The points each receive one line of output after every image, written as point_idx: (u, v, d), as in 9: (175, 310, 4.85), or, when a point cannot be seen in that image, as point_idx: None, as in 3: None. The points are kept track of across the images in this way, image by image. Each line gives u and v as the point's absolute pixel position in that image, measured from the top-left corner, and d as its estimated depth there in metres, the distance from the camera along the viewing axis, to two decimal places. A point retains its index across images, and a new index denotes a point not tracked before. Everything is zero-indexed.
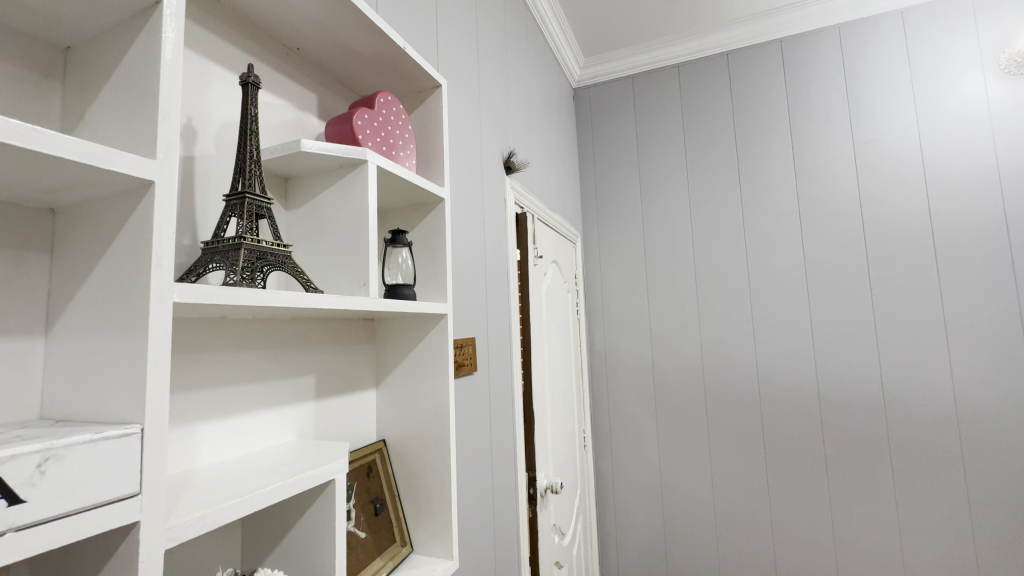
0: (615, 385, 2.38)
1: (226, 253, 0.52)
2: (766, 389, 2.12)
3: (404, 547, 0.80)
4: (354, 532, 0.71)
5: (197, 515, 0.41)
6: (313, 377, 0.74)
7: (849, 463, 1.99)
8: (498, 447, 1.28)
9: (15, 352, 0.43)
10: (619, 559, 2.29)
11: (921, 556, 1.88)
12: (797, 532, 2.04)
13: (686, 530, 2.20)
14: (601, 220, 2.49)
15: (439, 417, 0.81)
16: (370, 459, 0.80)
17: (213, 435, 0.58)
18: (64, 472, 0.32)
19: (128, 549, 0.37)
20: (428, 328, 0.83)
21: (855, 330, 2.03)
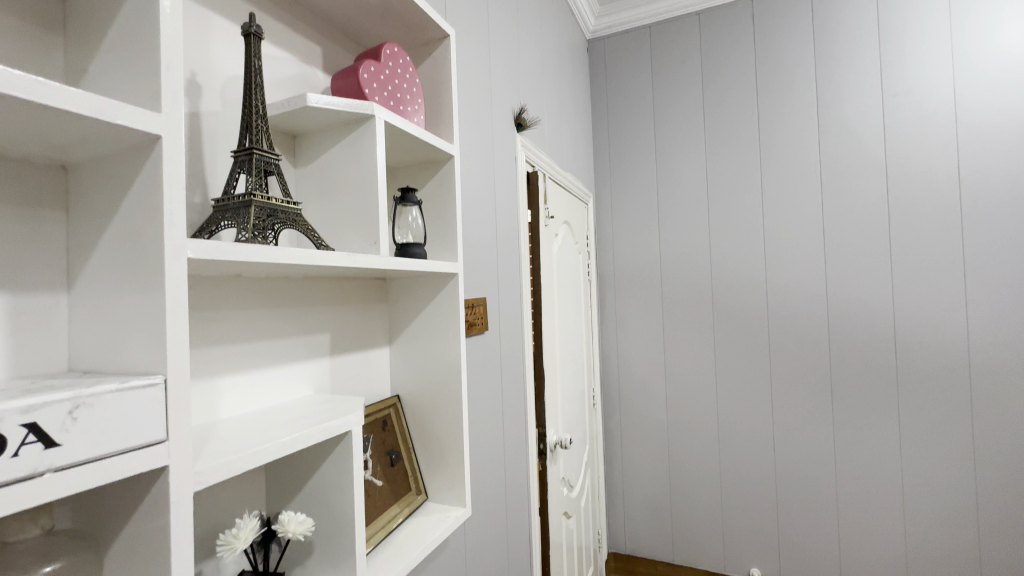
0: (626, 347, 2.40)
1: (236, 210, 0.52)
2: (777, 350, 2.13)
3: (419, 495, 0.84)
4: (371, 481, 0.75)
5: (222, 462, 0.43)
6: (328, 334, 0.75)
7: (857, 423, 2.01)
8: (509, 405, 1.31)
9: (40, 308, 0.44)
10: (625, 510, 2.39)
11: (923, 511, 1.92)
12: (801, 487, 2.09)
13: (691, 484, 2.27)
14: (614, 179, 2.44)
15: (451, 375, 0.83)
16: (385, 413, 0.83)
17: (233, 389, 0.60)
18: (94, 420, 0.34)
19: (160, 491, 0.39)
20: (439, 288, 0.84)
21: (872, 291, 2.00)
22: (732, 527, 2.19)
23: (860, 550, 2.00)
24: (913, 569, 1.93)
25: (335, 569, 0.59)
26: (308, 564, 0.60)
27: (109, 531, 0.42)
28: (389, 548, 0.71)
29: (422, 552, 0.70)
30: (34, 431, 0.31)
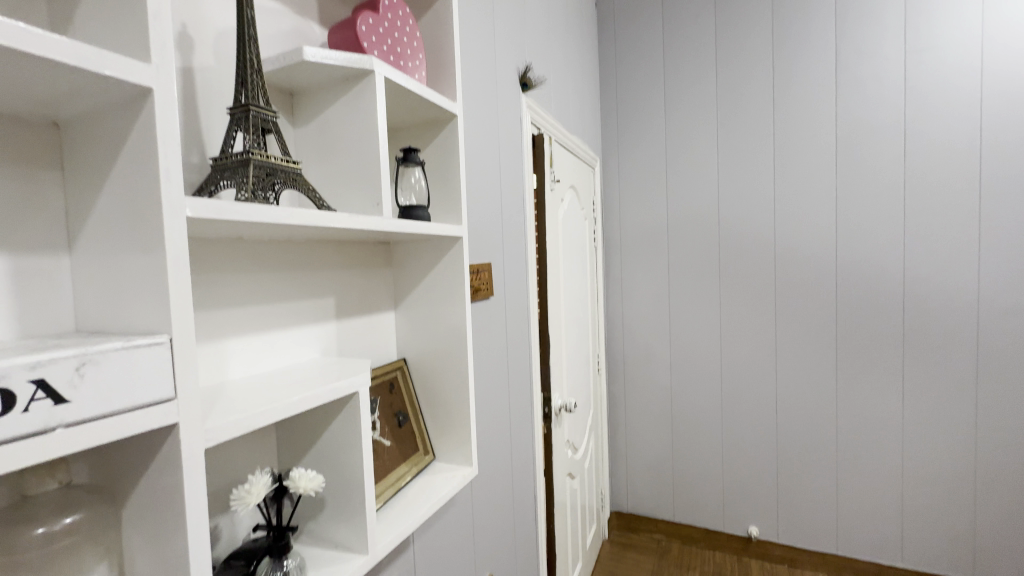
0: (631, 313, 2.40)
1: (235, 169, 0.51)
2: (783, 315, 2.12)
3: (426, 455, 0.85)
4: (379, 441, 0.76)
5: (233, 420, 0.44)
6: (333, 298, 0.75)
7: (860, 388, 2.02)
8: (514, 370, 1.32)
9: (42, 269, 0.44)
10: (628, 471, 2.45)
11: (921, 473, 1.95)
12: (801, 450, 2.12)
13: (693, 446, 2.31)
14: (622, 142, 2.38)
15: (457, 339, 0.83)
16: (392, 376, 0.84)
17: (241, 350, 0.60)
18: (102, 377, 0.34)
19: (172, 448, 0.40)
20: (443, 251, 0.83)
21: (883, 256, 1.96)
22: (731, 487, 2.25)
23: (856, 509, 2.05)
24: (908, 528, 1.98)
25: (346, 525, 0.61)
26: (319, 518, 0.62)
27: (125, 486, 0.43)
28: (398, 504, 0.73)
29: (430, 509, 0.72)
30: (43, 387, 0.31)
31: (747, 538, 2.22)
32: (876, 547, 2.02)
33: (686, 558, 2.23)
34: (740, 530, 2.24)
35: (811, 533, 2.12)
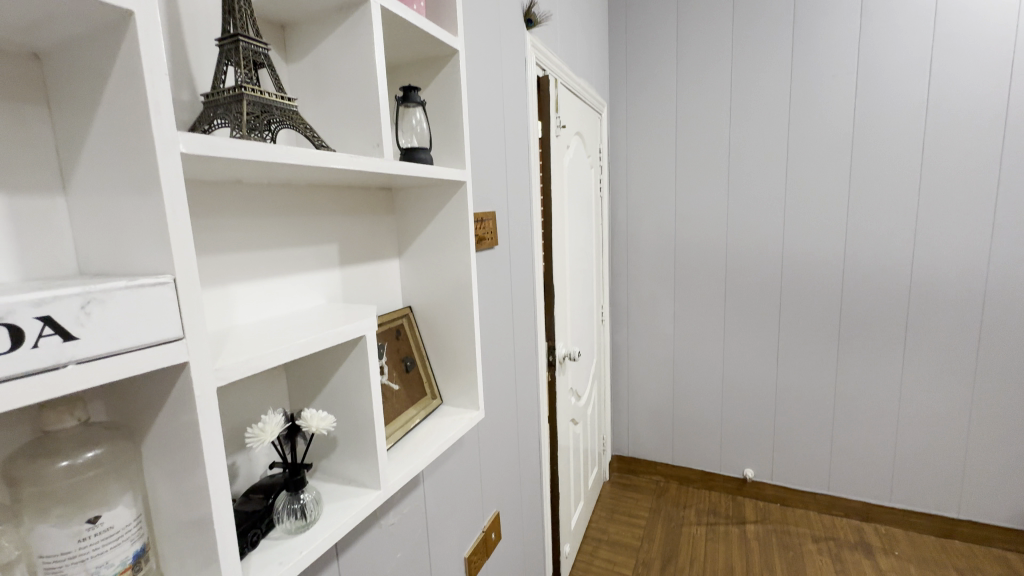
0: (636, 264, 2.39)
1: (228, 106, 0.49)
2: (789, 266, 2.10)
3: (434, 399, 0.87)
4: (388, 385, 0.78)
5: (242, 360, 0.45)
6: (336, 245, 0.74)
7: (863, 337, 2.03)
8: (519, 320, 1.33)
9: (39, 210, 0.43)
10: (629, 418, 2.53)
11: (917, 420, 2.00)
12: (799, 398, 2.17)
13: (694, 395, 2.37)
14: (631, 86, 2.27)
15: (462, 286, 0.83)
16: (398, 323, 0.85)
17: (246, 296, 0.61)
18: (108, 315, 0.34)
19: (184, 387, 0.40)
20: (446, 197, 0.81)
21: (896, 205, 1.92)
22: (730, 432, 2.32)
23: (850, 453, 2.12)
24: (899, 471, 2.05)
25: (358, 463, 0.63)
26: (333, 457, 0.65)
27: (142, 424, 0.44)
28: (408, 444, 0.76)
29: (439, 449, 0.74)
30: (50, 324, 0.31)
31: (743, 480, 2.32)
32: (867, 488, 2.11)
33: (683, 498, 2.33)
34: (736, 472, 2.33)
35: (804, 475, 2.21)
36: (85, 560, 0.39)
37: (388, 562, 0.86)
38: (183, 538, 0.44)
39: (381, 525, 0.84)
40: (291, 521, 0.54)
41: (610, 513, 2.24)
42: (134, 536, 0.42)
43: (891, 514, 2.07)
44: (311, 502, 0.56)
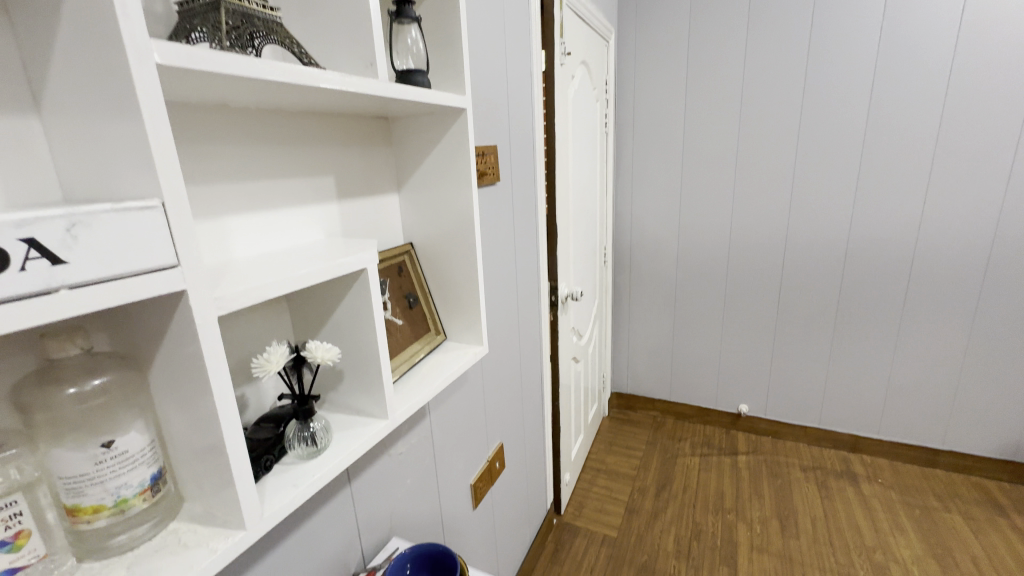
0: (640, 204, 2.34)
1: (205, 16, 0.45)
2: (798, 205, 2.05)
3: (438, 335, 0.88)
4: (391, 320, 0.78)
5: (242, 291, 0.44)
6: (333, 178, 0.72)
7: (867, 278, 2.02)
8: (522, 259, 1.32)
9: (13, 132, 0.40)
10: (629, 357, 2.59)
11: (911, 358, 2.03)
12: (798, 337, 2.20)
13: (693, 335, 2.40)
14: (641, 10, 2.11)
15: (464, 221, 0.81)
16: (400, 259, 0.83)
17: (243, 229, 0.59)
18: (97, 239, 0.32)
19: (185, 316, 0.40)
20: (446, 126, 0.77)
21: (915, 139, 1.83)
22: (727, 370, 2.38)
23: (843, 390, 2.18)
24: (889, 406, 2.11)
25: (365, 394, 0.64)
26: (340, 389, 0.65)
27: (146, 354, 0.44)
28: (413, 377, 0.77)
29: (444, 382, 0.75)
30: (35, 247, 0.30)
31: (737, 415, 2.40)
32: (857, 422, 2.18)
33: (678, 431, 2.43)
34: (731, 408, 2.41)
35: (797, 410, 2.28)
36: (104, 481, 0.40)
37: (398, 487, 0.90)
38: (198, 463, 0.46)
39: (390, 454, 0.87)
40: (303, 447, 0.56)
41: (609, 445, 2.34)
42: (150, 460, 0.43)
43: (878, 446, 2.16)
44: (321, 430, 0.57)
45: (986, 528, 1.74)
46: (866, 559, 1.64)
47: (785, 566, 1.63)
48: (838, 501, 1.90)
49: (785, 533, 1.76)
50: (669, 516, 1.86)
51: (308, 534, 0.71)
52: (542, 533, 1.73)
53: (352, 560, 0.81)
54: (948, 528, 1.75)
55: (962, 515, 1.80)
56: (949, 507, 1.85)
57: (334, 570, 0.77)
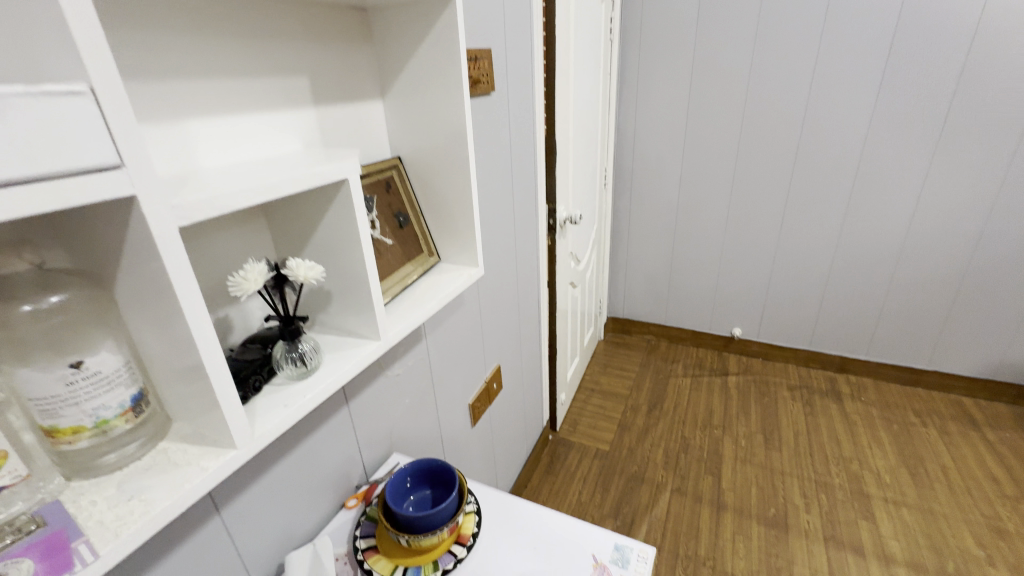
0: (644, 123, 2.21)
1: None
2: (811, 122, 1.93)
3: (431, 257, 0.84)
4: (380, 240, 0.74)
5: (204, 199, 0.39)
6: (307, 79, 0.64)
7: (874, 201, 1.95)
8: (518, 178, 1.25)
9: None
10: (627, 282, 2.58)
11: (909, 281, 2.03)
12: (797, 261, 2.17)
13: (692, 260, 2.38)
14: None
15: (455, 131, 0.74)
16: (387, 174, 0.77)
17: (207, 135, 0.53)
18: (13, 129, 0.27)
19: (141, 228, 0.36)
20: (432, 18, 0.68)
21: (946, 47, 1.68)
22: (723, 295, 2.38)
23: (837, 314, 2.19)
24: (881, 328, 2.14)
25: (356, 316, 0.61)
26: (330, 310, 0.63)
27: (108, 269, 0.40)
28: (407, 299, 0.74)
29: (438, 304, 0.73)
30: None
31: (730, 338, 2.45)
32: (846, 345, 2.23)
33: (671, 354, 2.49)
34: (724, 332, 2.45)
35: (789, 333, 2.32)
36: (79, 403, 0.38)
37: (396, 406, 0.91)
38: (180, 383, 0.44)
39: (387, 375, 0.87)
40: (293, 368, 0.54)
41: (603, 367, 2.40)
42: (128, 381, 0.41)
43: (865, 367, 2.22)
44: (311, 351, 0.55)
45: (958, 441, 1.84)
46: (842, 468, 1.75)
47: (766, 475, 1.73)
48: (820, 417, 1.99)
49: (768, 446, 1.86)
50: (659, 432, 1.95)
51: (309, 450, 0.72)
52: (538, 447, 1.82)
53: (355, 474, 0.84)
54: (922, 440, 1.85)
55: (937, 429, 1.90)
56: (926, 423, 1.94)
57: (337, 483, 0.80)
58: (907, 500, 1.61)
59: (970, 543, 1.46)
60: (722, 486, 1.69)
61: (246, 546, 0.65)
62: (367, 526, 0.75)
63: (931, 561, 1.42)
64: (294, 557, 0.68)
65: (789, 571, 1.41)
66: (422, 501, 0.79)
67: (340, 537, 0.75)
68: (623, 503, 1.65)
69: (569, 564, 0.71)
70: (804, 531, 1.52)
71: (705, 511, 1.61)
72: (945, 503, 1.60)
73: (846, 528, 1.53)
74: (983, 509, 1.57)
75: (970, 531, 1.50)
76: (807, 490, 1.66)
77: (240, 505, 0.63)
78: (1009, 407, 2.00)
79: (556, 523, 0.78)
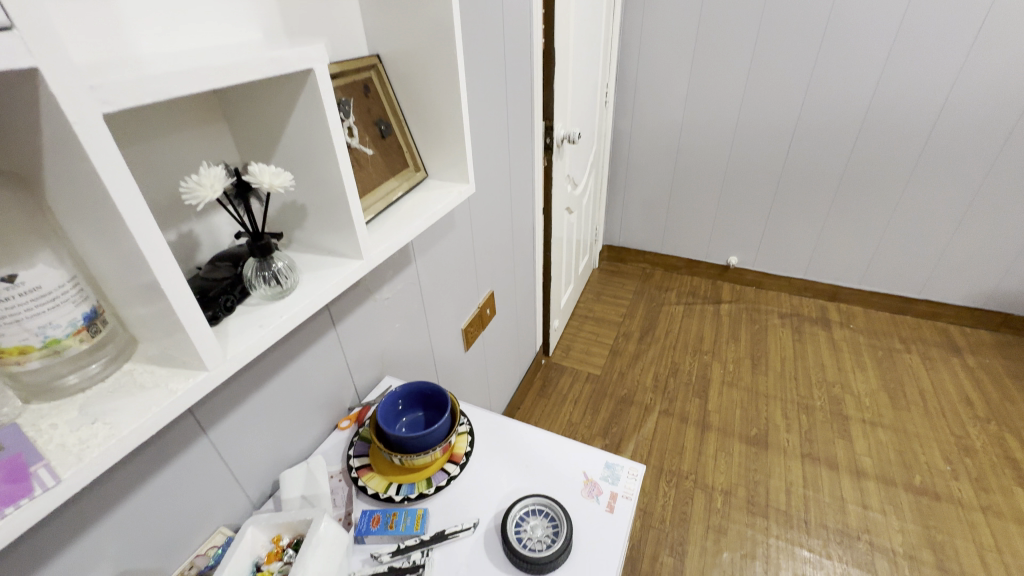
0: (650, 31, 2.01)
1: None
2: (834, 32, 1.75)
3: (418, 172, 0.77)
4: (360, 151, 0.67)
5: (135, 81, 0.33)
6: None
7: (889, 124, 1.84)
8: (512, 89, 1.14)
9: None
10: (624, 208, 2.51)
11: (913, 209, 1.97)
12: (801, 187, 2.09)
13: (693, 185, 2.29)
14: None
15: (440, 22, 0.64)
16: (365, 75, 0.69)
17: (142, 13, 0.44)
18: None
19: (54, 114, 0.30)
20: None
21: None
22: (721, 223, 2.33)
23: (835, 243, 2.16)
24: (878, 257, 2.12)
25: (334, 233, 0.56)
26: (306, 227, 0.57)
27: (33, 170, 0.35)
28: (391, 216, 0.69)
29: (425, 222, 0.67)
30: None
31: (725, 267, 2.43)
32: (841, 273, 2.22)
33: (666, 282, 2.48)
34: (721, 260, 2.43)
35: (786, 261, 2.30)
36: (20, 320, 0.34)
37: (386, 330, 0.89)
38: (138, 300, 0.40)
39: (376, 299, 0.84)
40: (266, 288, 0.50)
41: (597, 294, 2.40)
42: (77, 299, 0.37)
43: (856, 295, 2.23)
44: (286, 270, 0.51)
45: (939, 366, 1.89)
46: (824, 391, 1.80)
47: (751, 398, 1.79)
48: (808, 343, 2.03)
49: (755, 371, 1.90)
50: (650, 357, 1.99)
51: (296, 373, 0.70)
52: (530, 371, 1.85)
53: (346, 396, 0.83)
54: (905, 366, 1.90)
55: (920, 355, 1.94)
56: (909, 349, 1.98)
57: (329, 405, 0.79)
58: (883, 421, 1.68)
59: (938, 460, 1.55)
60: (707, 408, 1.75)
61: (238, 465, 0.65)
62: (360, 446, 0.75)
63: (899, 476, 1.50)
64: (288, 475, 0.68)
65: (766, 484, 1.49)
66: (414, 422, 0.79)
67: (334, 457, 0.76)
68: (612, 423, 1.71)
69: (560, 481, 0.72)
70: (783, 449, 1.60)
71: (690, 430, 1.67)
72: (919, 423, 1.67)
73: (823, 446, 1.60)
74: (955, 429, 1.64)
75: (939, 449, 1.58)
76: (789, 412, 1.73)
77: (228, 427, 0.61)
78: (992, 335, 2.04)
79: (548, 444, 0.78)
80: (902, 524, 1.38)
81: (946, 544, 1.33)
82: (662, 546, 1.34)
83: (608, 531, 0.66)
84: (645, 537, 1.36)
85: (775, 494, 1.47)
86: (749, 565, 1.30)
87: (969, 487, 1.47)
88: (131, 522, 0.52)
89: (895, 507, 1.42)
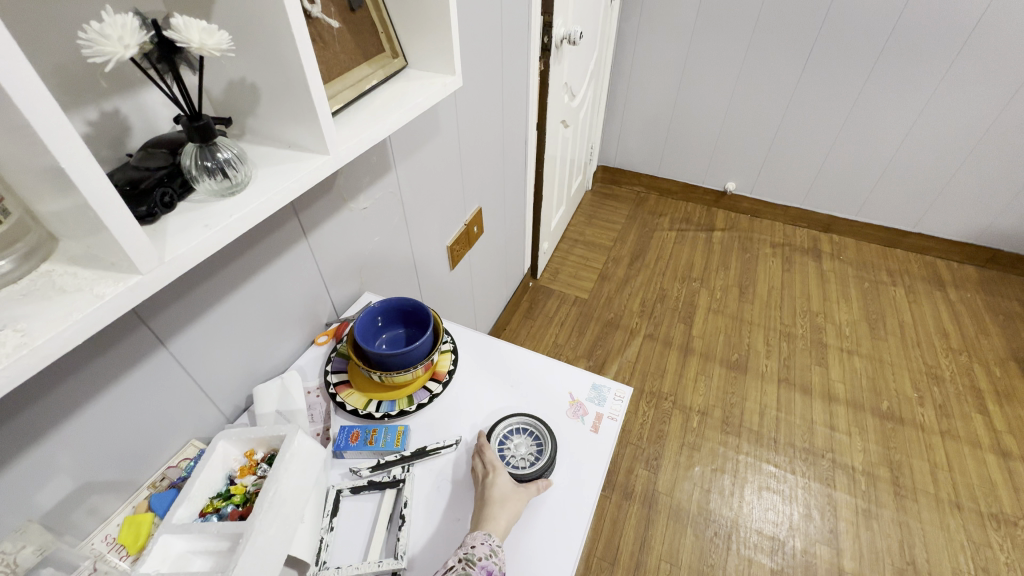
0: None
1: None
2: None
3: (395, 59, 0.67)
4: (323, 22, 0.56)
5: None
6: None
7: (916, 43, 1.68)
8: None
9: None
10: (622, 127, 2.36)
11: (924, 139, 1.87)
12: (812, 111, 1.96)
13: (696, 103, 2.14)
14: None
15: None
16: None
17: None
18: None
19: None
20: None
21: None
22: (722, 146, 2.21)
23: (839, 172, 2.07)
24: (878, 189, 2.06)
25: (293, 121, 0.47)
26: (260, 111, 0.49)
27: None
28: (364, 107, 0.59)
29: (404, 116, 0.58)
30: None
31: (722, 193, 2.35)
32: (839, 203, 2.15)
33: (659, 207, 2.40)
34: (717, 185, 2.34)
35: (784, 190, 2.22)
36: None
37: (365, 242, 0.83)
38: (43, 188, 0.32)
39: (352, 208, 0.77)
40: (212, 181, 0.42)
41: (589, 217, 2.33)
42: None
43: (850, 226, 2.19)
44: (235, 160, 0.43)
45: (922, 299, 1.91)
46: (808, 320, 1.83)
47: (735, 324, 1.80)
48: (796, 273, 2.02)
49: (741, 298, 1.91)
50: (638, 282, 1.97)
51: (265, 285, 0.65)
52: (517, 293, 1.82)
53: (323, 311, 0.78)
54: (888, 297, 1.92)
55: (904, 288, 1.96)
56: (895, 281, 1.99)
57: (304, 319, 0.74)
58: (859, 349, 1.72)
59: (907, 388, 1.60)
60: (691, 333, 1.77)
61: (208, 380, 0.61)
62: (338, 361, 0.72)
63: (868, 401, 1.57)
64: (261, 390, 0.65)
65: (741, 406, 1.54)
66: (395, 339, 0.75)
67: (311, 372, 0.73)
68: (597, 345, 1.73)
69: (547, 398, 0.71)
70: (760, 373, 1.64)
71: (673, 354, 1.70)
72: (895, 353, 1.71)
73: (800, 371, 1.65)
74: (927, 359, 1.69)
75: (909, 378, 1.63)
76: (770, 339, 1.75)
77: (192, 340, 0.57)
78: (977, 270, 2.05)
79: (535, 363, 0.76)
80: (864, 445, 1.45)
81: (903, 463, 1.41)
82: (638, 460, 1.40)
83: (591, 450, 0.66)
84: (623, 452, 1.42)
85: (749, 415, 1.52)
86: (718, 478, 1.37)
87: (932, 413, 1.54)
88: (90, 435, 0.49)
89: (861, 430, 1.49)
